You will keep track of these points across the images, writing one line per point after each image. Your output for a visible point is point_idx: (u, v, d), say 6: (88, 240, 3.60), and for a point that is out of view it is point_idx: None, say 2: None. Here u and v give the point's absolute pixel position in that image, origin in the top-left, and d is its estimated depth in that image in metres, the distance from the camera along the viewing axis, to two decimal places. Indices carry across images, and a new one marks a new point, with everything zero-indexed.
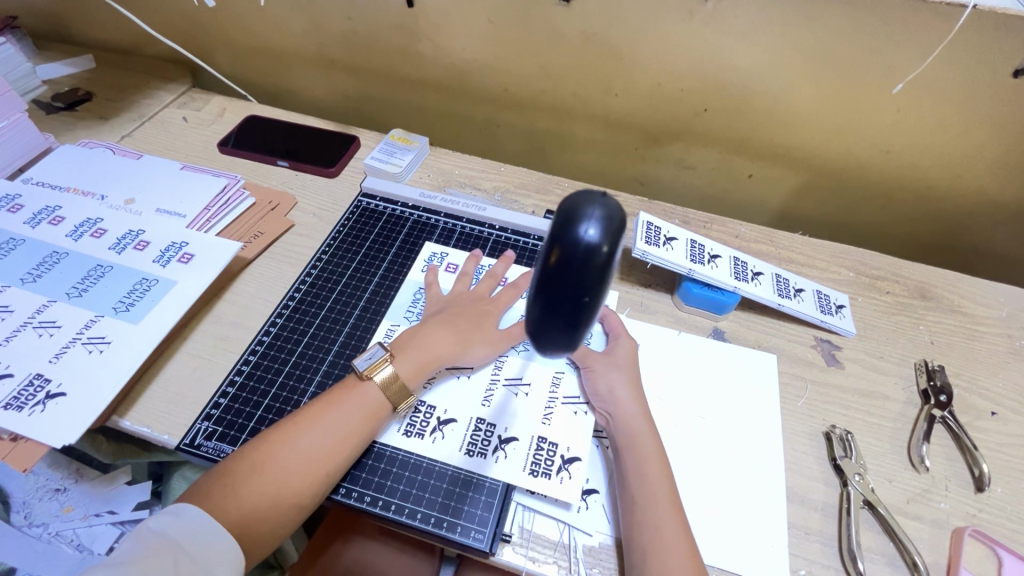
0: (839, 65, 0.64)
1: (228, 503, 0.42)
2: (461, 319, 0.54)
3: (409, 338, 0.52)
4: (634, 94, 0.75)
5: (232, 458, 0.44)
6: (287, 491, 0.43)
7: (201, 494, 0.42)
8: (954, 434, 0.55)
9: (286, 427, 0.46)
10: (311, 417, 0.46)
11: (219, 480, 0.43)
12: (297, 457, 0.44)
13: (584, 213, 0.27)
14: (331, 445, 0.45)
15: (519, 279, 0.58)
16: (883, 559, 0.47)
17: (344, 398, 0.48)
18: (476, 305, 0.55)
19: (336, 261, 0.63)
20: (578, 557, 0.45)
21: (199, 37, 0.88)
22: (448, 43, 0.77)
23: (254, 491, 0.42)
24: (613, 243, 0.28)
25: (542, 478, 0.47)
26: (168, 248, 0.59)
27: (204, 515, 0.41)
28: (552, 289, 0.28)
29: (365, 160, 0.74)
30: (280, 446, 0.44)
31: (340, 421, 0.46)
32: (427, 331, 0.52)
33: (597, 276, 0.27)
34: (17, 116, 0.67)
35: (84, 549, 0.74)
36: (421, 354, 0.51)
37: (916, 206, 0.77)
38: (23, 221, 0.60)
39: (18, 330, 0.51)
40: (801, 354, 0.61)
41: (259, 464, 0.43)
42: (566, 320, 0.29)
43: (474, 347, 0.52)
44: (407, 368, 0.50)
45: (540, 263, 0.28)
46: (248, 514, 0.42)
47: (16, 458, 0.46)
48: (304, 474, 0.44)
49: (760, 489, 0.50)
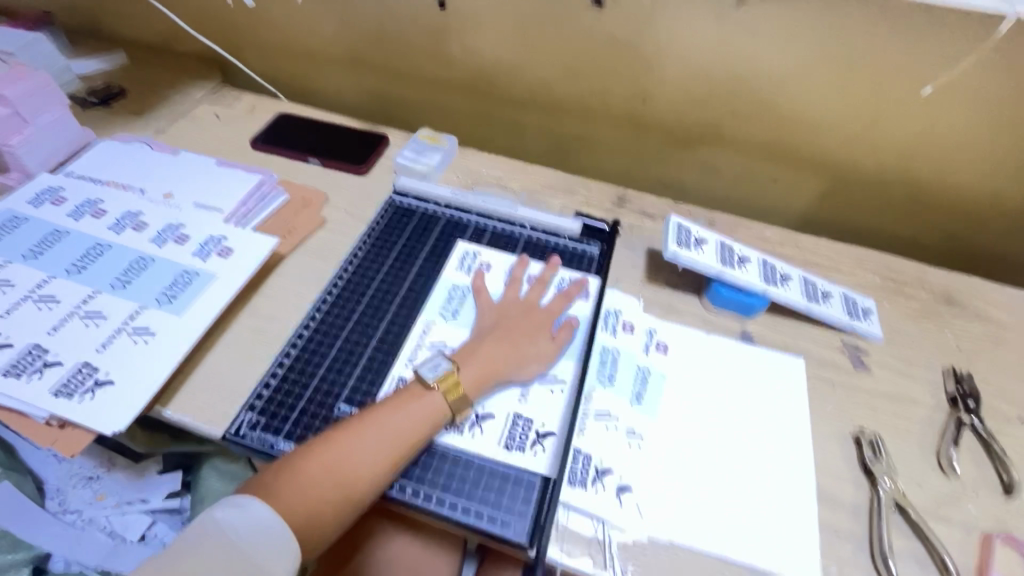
0: (869, 70, 0.65)
1: (294, 500, 0.43)
2: (517, 331, 0.55)
3: (469, 349, 0.53)
4: (662, 97, 0.76)
5: (296, 454, 0.45)
6: (349, 489, 0.44)
7: (265, 489, 0.43)
8: (982, 439, 0.55)
9: (349, 426, 0.47)
10: (374, 418, 0.47)
11: (284, 476, 0.44)
12: (361, 457, 0.45)
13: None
14: (394, 447, 0.46)
15: (570, 287, 0.60)
16: (913, 561, 0.48)
17: (405, 400, 0.49)
18: (529, 315, 0.57)
19: (371, 257, 0.64)
20: (614, 553, 0.46)
21: (231, 35, 0.90)
22: (479, 44, 0.78)
23: (319, 489, 0.44)
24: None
25: (578, 487, 0.49)
26: (207, 242, 0.60)
27: (271, 512, 0.42)
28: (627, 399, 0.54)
29: (396, 159, 0.75)
30: (343, 444, 0.45)
31: (401, 424, 0.47)
32: (487, 343, 0.53)
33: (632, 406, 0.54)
34: (59, 110, 0.68)
35: (116, 536, 0.74)
36: (482, 365, 0.52)
37: (941, 214, 0.77)
38: (66, 213, 0.62)
39: (65, 319, 0.53)
40: (830, 357, 0.61)
41: (324, 463, 0.44)
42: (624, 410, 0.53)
43: (531, 359, 0.54)
44: (469, 378, 0.51)
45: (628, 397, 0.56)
46: (313, 510, 0.43)
47: (66, 445, 0.47)
48: (367, 473, 0.45)
49: (791, 490, 0.51)
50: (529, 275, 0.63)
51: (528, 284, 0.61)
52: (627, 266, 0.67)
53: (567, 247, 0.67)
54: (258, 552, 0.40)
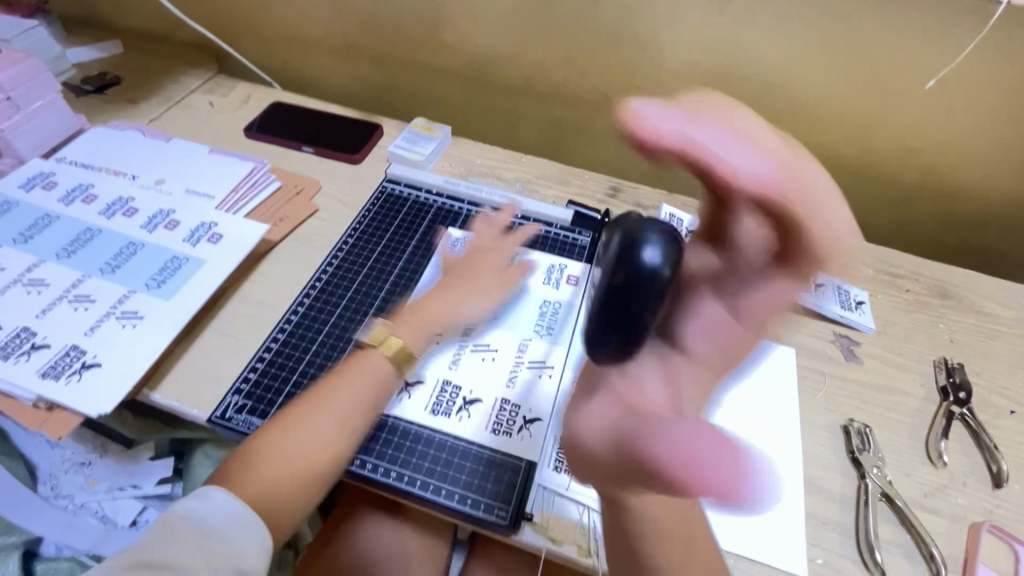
0: (865, 60, 0.64)
1: (252, 481, 0.44)
2: (460, 292, 0.57)
3: (408, 311, 0.55)
4: (657, 86, 0.75)
5: (250, 440, 0.46)
6: (308, 461, 0.45)
7: (227, 476, 0.45)
8: (972, 431, 0.55)
9: (297, 405, 0.48)
10: (318, 392, 0.49)
11: (241, 461, 0.45)
12: (316, 431, 0.46)
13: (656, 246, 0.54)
14: (349, 417, 0.47)
15: (526, 261, 0.61)
16: (900, 550, 0.47)
17: (349, 369, 0.50)
18: (476, 277, 0.59)
19: (362, 244, 0.64)
20: (597, 539, 0.46)
21: (226, 24, 0.89)
22: (473, 32, 0.78)
23: (276, 467, 0.45)
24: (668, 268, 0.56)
25: (565, 471, 0.48)
26: (197, 228, 0.60)
27: (233, 503, 0.43)
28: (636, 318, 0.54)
29: (389, 148, 0.75)
30: (292, 421, 0.47)
31: (346, 392, 0.48)
32: (430, 307, 0.55)
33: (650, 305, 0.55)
34: (51, 96, 0.68)
35: (107, 521, 0.74)
36: (418, 322, 0.54)
37: (938, 207, 0.77)
38: (58, 199, 0.62)
39: (54, 303, 0.53)
40: (820, 348, 0.61)
41: (279, 441, 0.46)
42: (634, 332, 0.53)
43: (476, 313, 0.56)
44: (416, 338, 0.53)
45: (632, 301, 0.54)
46: (274, 488, 0.44)
47: (52, 426, 0.47)
48: (323, 443, 0.46)
49: (776, 479, 0.51)
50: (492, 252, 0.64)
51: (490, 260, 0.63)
52: None
53: (559, 236, 0.67)
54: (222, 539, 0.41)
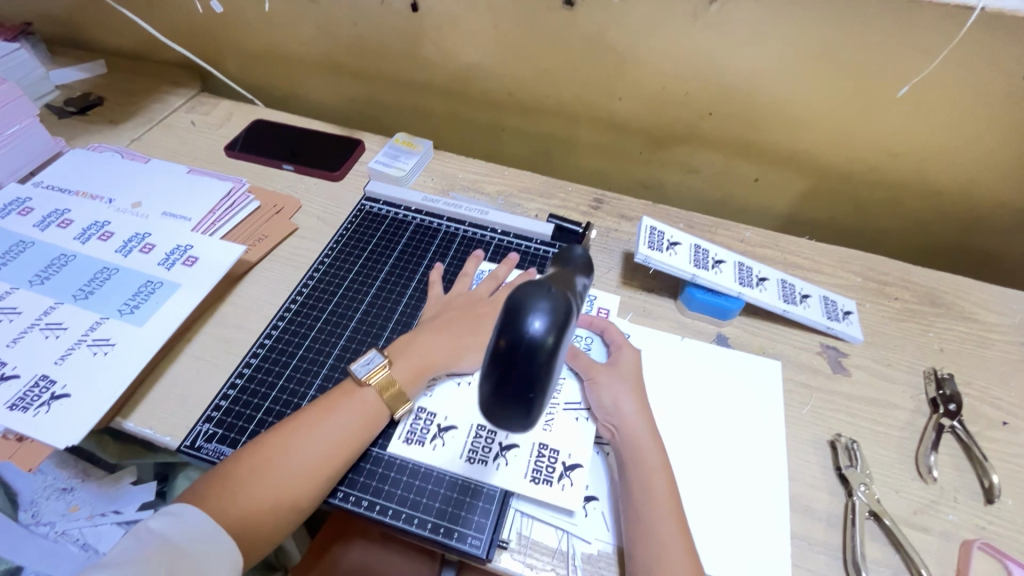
0: (846, 67, 0.63)
1: (228, 505, 0.43)
2: (456, 322, 0.54)
3: (405, 343, 0.52)
4: (639, 96, 0.75)
5: (231, 460, 0.45)
6: (287, 493, 0.44)
7: (203, 494, 0.43)
8: (963, 444, 0.54)
9: (284, 429, 0.46)
10: (307, 418, 0.47)
11: (220, 482, 0.44)
12: (296, 460, 0.45)
13: (531, 306, 0.25)
14: (333, 448, 0.46)
15: (517, 279, 0.59)
16: (889, 571, 0.46)
17: (342, 398, 0.48)
18: (472, 307, 0.56)
19: (339, 264, 0.63)
20: (575, 565, 0.45)
21: (208, 43, 0.89)
22: (452, 46, 0.77)
23: (253, 493, 0.43)
24: (560, 334, 0.25)
25: (542, 485, 0.47)
26: (172, 251, 0.60)
27: (205, 517, 0.42)
28: (503, 375, 0.25)
29: (370, 164, 0.74)
30: (276, 447, 0.45)
31: (334, 422, 0.47)
32: (424, 337, 0.52)
33: (542, 370, 0.25)
34: (29, 120, 0.68)
35: (89, 548, 0.74)
36: (416, 359, 0.51)
37: (926, 211, 0.76)
38: (33, 224, 0.61)
39: (25, 332, 0.52)
40: (807, 360, 0.60)
41: (257, 466, 0.44)
42: (515, 407, 0.26)
43: (473, 351, 0.52)
44: (404, 372, 0.50)
45: (491, 345, 0.26)
46: (248, 515, 0.43)
47: (21, 458, 0.46)
48: (304, 475, 0.44)
49: (759, 499, 0.49)
50: (482, 272, 0.63)
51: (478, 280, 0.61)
52: (601, 268, 0.66)
53: (538, 251, 0.66)
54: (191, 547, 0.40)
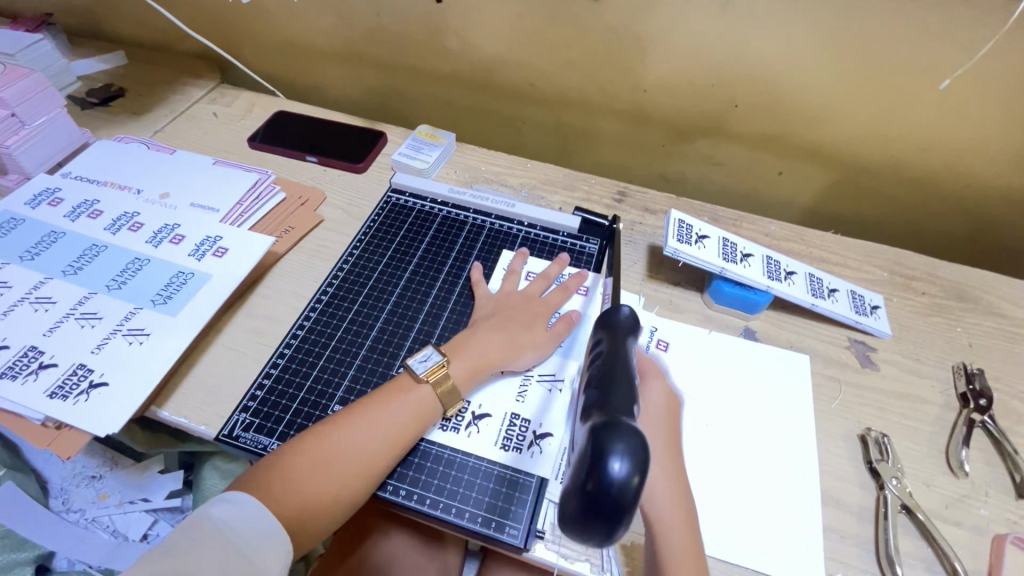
0: (879, 59, 0.63)
1: (284, 493, 0.43)
2: (512, 322, 0.54)
3: (462, 342, 0.53)
4: (665, 89, 0.74)
5: (285, 449, 0.45)
6: (341, 487, 0.44)
7: (255, 484, 0.44)
8: (994, 438, 0.53)
9: (340, 423, 0.47)
10: (362, 413, 0.47)
11: (276, 474, 0.44)
12: (353, 452, 0.45)
13: (613, 454, 0.32)
14: (389, 443, 0.46)
15: (568, 280, 0.60)
16: (922, 565, 0.46)
17: (396, 394, 0.49)
18: (527, 307, 0.56)
19: (368, 255, 0.64)
20: (611, 555, 0.45)
21: (228, 33, 0.89)
22: (476, 37, 0.77)
23: (313, 488, 0.44)
24: (641, 473, 0.32)
25: None
26: (203, 242, 0.60)
27: (260, 506, 0.42)
28: (595, 506, 0.32)
29: (394, 156, 0.74)
30: (333, 440, 0.46)
31: (389, 418, 0.47)
32: (481, 334, 0.53)
33: (630, 503, 0.32)
34: (56, 110, 0.68)
35: (119, 535, 0.75)
36: (474, 357, 0.51)
37: (954, 205, 0.75)
38: (63, 214, 0.62)
39: (61, 321, 0.53)
40: (835, 355, 0.60)
41: (314, 459, 0.45)
42: (607, 525, 0.32)
43: (529, 349, 0.53)
44: (461, 371, 0.51)
45: (580, 484, 0.32)
46: (305, 508, 0.44)
47: (61, 446, 0.47)
48: (358, 469, 0.45)
49: (789, 494, 0.49)
50: (528, 272, 0.63)
51: (524, 278, 0.62)
52: (627, 262, 0.66)
53: (566, 243, 0.66)
54: (249, 547, 0.41)
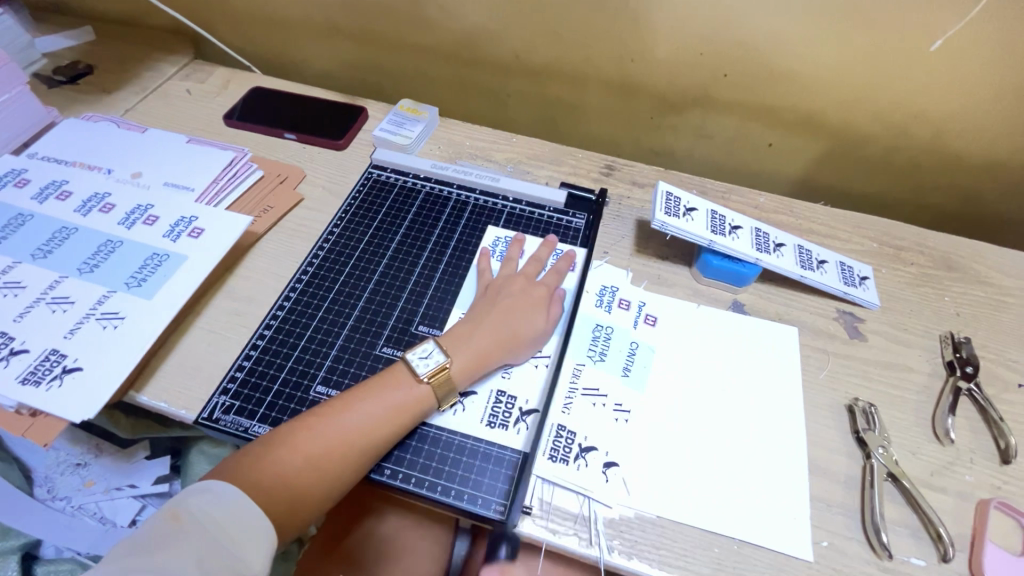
0: (870, 22, 0.61)
1: (265, 480, 0.43)
2: (511, 314, 0.53)
3: (462, 337, 0.51)
4: (652, 58, 0.72)
5: (269, 438, 0.45)
6: (324, 475, 0.44)
7: (235, 471, 0.43)
8: (980, 406, 0.54)
9: (328, 413, 0.46)
10: (351, 404, 0.46)
11: (258, 460, 0.43)
12: (339, 445, 0.44)
13: None
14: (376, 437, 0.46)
15: (559, 263, 0.59)
16: (906, 531, 0.47)
17: (388, 388, 0.48)
18: (526, 294, 0.55)
19: (349, 234, 0.62)
20: (599, 529, 0.45)
21: (199, 5, 0.85)
22: (456, 6, 0.74)
23: (295, 477, 0.43)
24: None
25: (560, 463, 0.48)
26: (177, 223, 0.58)
27: (239, 494, 0.41)
28: None
29: (374, 131, 0.72)
30: (319, 431, 0.45)
31: (378, 412, 0.46)
32: (482, 328, 0.51)
33: None
34: (19, 87, 0.65)
35: (107, 522, 0.75)
36: (476, 354, 0.50)
37: (943, 174, 0.74)
38: (31, 196, 0.59)
39: (31, 306, 0.51)
40: (823, 326, 0.59)
41: (298, 448, 0.44)
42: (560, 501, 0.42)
43: (525, 345, 0.52)
44: (461, 367, 0.49)
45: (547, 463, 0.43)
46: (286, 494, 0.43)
47: (36, 433, 0.45)
48: (342, 461, 0.44)
49: (778, 464, 0.49)
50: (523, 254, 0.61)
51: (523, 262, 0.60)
52: (615, 237, 0.65)
53: (552, 219, 0.65)
54: (230, 538, 0.40)
